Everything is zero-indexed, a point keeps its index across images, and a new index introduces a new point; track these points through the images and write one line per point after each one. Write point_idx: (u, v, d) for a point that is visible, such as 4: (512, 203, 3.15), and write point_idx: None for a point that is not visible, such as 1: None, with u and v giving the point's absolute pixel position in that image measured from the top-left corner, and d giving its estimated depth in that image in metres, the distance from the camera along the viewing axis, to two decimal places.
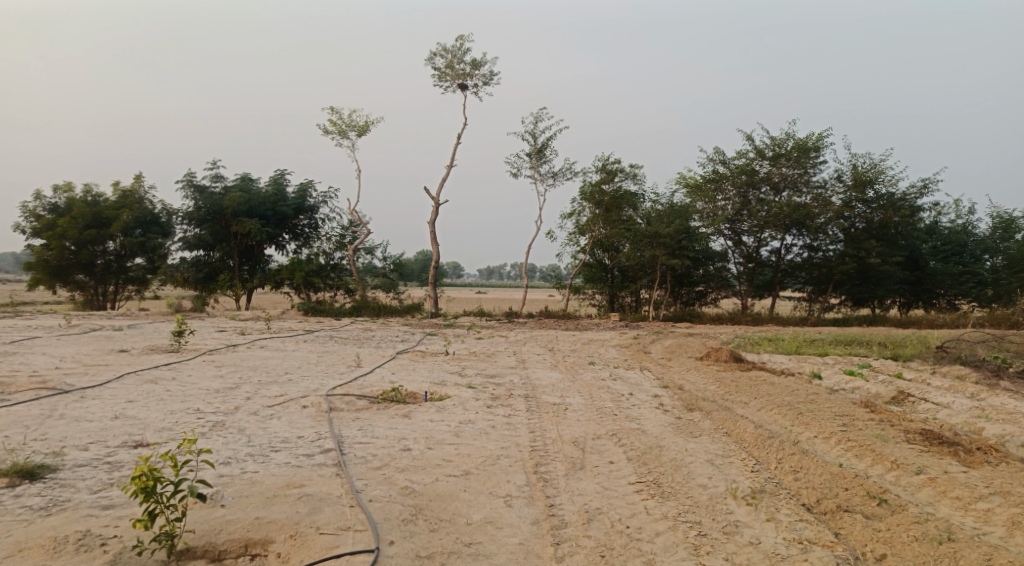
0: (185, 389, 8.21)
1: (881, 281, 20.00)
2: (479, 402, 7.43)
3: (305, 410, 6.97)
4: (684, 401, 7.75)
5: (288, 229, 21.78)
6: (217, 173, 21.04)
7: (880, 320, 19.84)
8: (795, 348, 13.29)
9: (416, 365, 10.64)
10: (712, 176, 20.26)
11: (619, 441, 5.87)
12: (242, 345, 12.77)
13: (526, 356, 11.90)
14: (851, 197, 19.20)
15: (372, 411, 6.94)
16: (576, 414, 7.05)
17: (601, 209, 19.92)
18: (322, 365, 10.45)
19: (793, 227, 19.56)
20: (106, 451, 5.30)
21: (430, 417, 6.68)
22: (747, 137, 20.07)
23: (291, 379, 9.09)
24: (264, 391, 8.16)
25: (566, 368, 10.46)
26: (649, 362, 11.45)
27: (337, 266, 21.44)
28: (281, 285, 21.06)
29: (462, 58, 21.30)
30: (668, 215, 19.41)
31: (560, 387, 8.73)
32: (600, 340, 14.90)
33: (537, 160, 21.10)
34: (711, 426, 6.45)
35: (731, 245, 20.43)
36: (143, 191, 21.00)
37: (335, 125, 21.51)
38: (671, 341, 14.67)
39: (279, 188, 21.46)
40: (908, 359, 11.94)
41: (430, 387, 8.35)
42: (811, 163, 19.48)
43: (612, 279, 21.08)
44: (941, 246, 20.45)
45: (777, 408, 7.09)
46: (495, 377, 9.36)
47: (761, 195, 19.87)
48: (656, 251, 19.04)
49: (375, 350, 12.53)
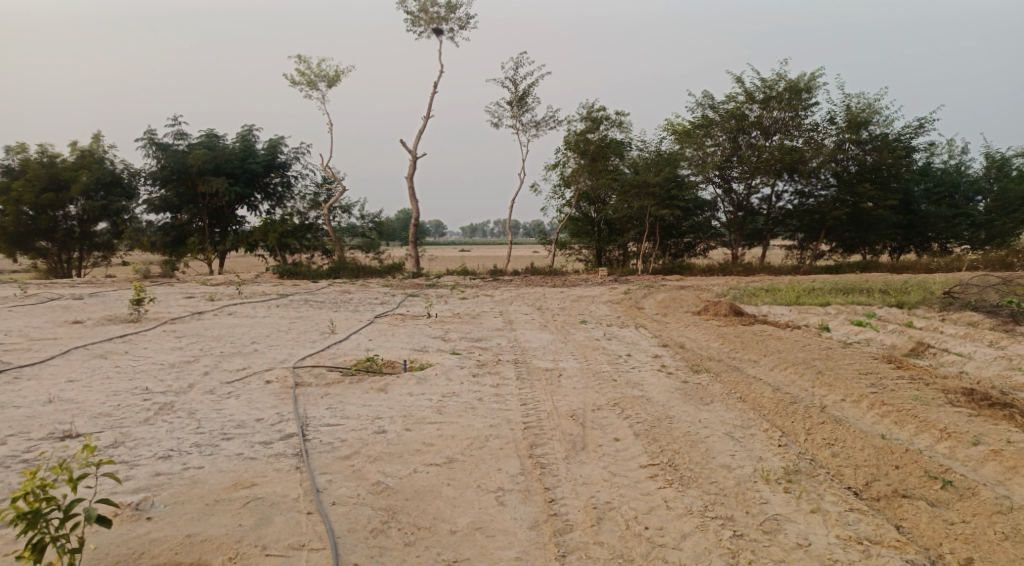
0: (137, 364, 7.38)
1: (874, 226, 19.39)
2: (464, 371, 6.70)
3: (269, 387, 6.20)
4: (688, 361, 7.07)
5: (259, 188, 20.66)
6: (180, 130, 19.78)
7: (874, 266, 19.32)
8: (794, 298, 12.65)
9: (394, 330, 9.85)
10: (701, 121, 19.37)
11: (622, 413, 5.17)
12: (209, 313, 11.89)
13: (513, 316, 11.14)
14: (844, 139, 18.44)
15: (343, 385, 6.19)
16: (573, 381, 6.35)
17: (586, 159, 19.01)
18: (293, 333, 9.65)
19: (784, 172, 18.78)
20: (26, 446, 4.52)
21: (409, 391, 5.94)
22: (736, 79, 19.14)
23: (257, 349, 8.29)
24: (226, 364, 7.36)
25: (556, 328, 9.73)
26: (644, 318, 10.77)
27: (313, 226, 20.40)
28: (255, 247, 20.02)
29: (436, 1, 20.01)
30: (657, 162, 18.60)
31: (552, 349, 8.00)
32: (590, 296, 14.19)
33: (519, 109, 20.04)
34: (723, 391, 5.77)
35: (721, 193, 19.64)
36: (102, 150, 19.70)
37: (303, 76, 20.29)
38: (665, 295, 14.01)
39: (248, 144, 20.29)
40: (914, 306, 11.37)
41: (410, 355, 7.61)
42: (803, 105, 18.64)
43: (599, 232, 20.28)
44: (934, 187, 19.86)
45: (792, 366, 6.42)
46: (481, 341, 8.61)
47: (752, 140, 19.03)
48: (645, 201, 18.25)
49: (352, 315, 11.71)
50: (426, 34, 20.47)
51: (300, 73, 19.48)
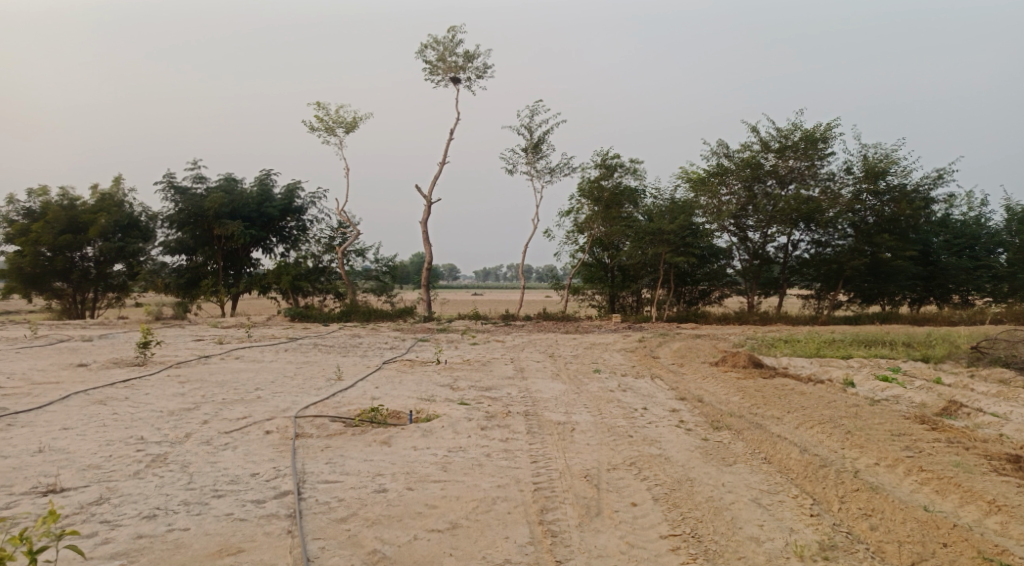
0: (136, 411, 7.15)
1: (893, 276, 19.03)
2: (472, 423, 6.41)
3: (268, 437, 5.94)
4: (708, 416, 6.73)
5: (274, 231, 20.74)
6: (199, 173, 19.99)
7: (894, 317, 18.88)
8: (814, 349, 12.28)
9: (402, 377, 9.58)
10: (716, 169, 19.29)
11: (639, 474, 4.86)
12: (215, 356, 11.70)
13: (525, 363, 10.85)
14: (861, 188, 18.24)
15: (345, 437, 5.92)
16: (587, 436, 6.03)
17: (600, 206, 18.92)
18: (299, 379, 9.40)
19: (801, 221, 18.56)
20: (6, 501, 4.29)
21: (413, 445, 5.65)
22: (752, 128, 19.11)
23: (260, 395, 8.05)
24: (226, 411, 7.12)
25: (568, 377, 9.42)
26: (659, 368, 10.44)
27: (326, 269, 20.36)
28: (267, 290, 19.96)
29: (454, 51, 20.32)
30: (672, 210, 18.49)
31: (564, 401, 7.69)
32: (603, 344, 13.88)
33: (533, 156, 20.11)
34: (746, 451, 5.43)
35: (737, 241, 19.42)
36: (121, 193, 19.93)
37: (321, 122, 20.54)
38: (680, 344, 13.67)
39: (265, 188, 20.45)
40: (941, 361, 10.95)
41: (417, 404, 7.33)
42: (820, 154, 18.51)
43: (613, 279, 20.05)
44: (954, 239, 19.50)
45: (818, 424, 6.08)
46: (491, 390, 8.33)
47: (768, 188, 18.89)
48: (659, 249, 18.06)
49: (360, 359, 11.47)
50: (443, 83, 20.74)
51: (318, 120, 19.72)
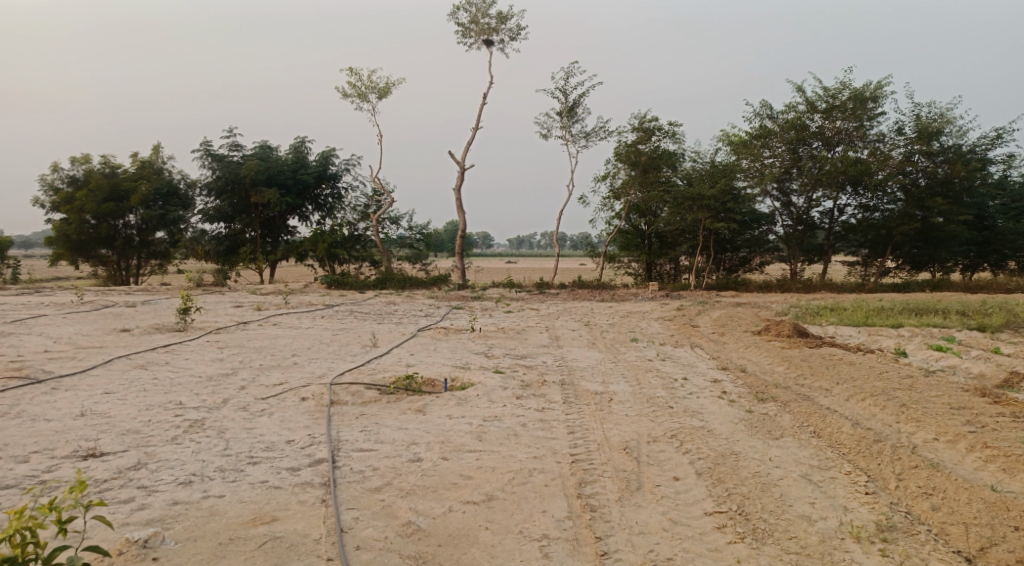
0: (175, 376, 7.22)
1: (945, 242, 18.24)
2: (508, 392, 6.29)
3: (303, 404, 5.91)
4: (752, 388, 6.49)
5: (310, 199, 20.81)
6: (235, 141, 20.09)
7: (945, 285, 18.15)
8: (861, 318, 11.84)
9: (437, 344, 9.51)
10: (759, 131, 18.61)
11: (681, 447, 4.69)
12: (253, 323, 11.80)
13: (560, 331, 10.69)
14: (913, 150, 17.39)
15: (380, 405, 5.85)
16: (625, 407, 5.87)
17: (637, 171, 18.48)
18: (334, 346, 9.41)
19: (848, 185, 17.84)
20: (47, 465, 4.32)
21: (448, 414, 5.56)
22: (797, 88, 18.33)
23: (296, 362, 8.06)
24: (263, 377, 7.13)
25: (605, 346, 9.23)
26: (699, 337, 10.17)
27: (362, 237, 20.41)
28: (304, 257, 20.10)
29: (487, 12, 19.85)
30: (712, 174, 17.95)
31: (601, 370, 7.52)
32: (640, 312, 13.62)
33: (569, 120, 19.66)
34: (794, 424, 5.21)
35: (780, 206, 18.80)
36: (161, 161, 20.17)
37: (354, 88, 20.38)
38: (720, 312, 13.33)
39: (300, 155, 20.48)
40: (998, 331, 10.44)
41: (452, 373, 7.24)
42: (869, 115, 17.68)
43: (650, 246, 19.66)
44: (1012, 203, 18.55)
45: (870, 397, 5.80)
46: (526, 359, 8.19)
47: (813, 151, 18.16)
48: (699, 214, 17.59)
49: (395, 327, 11.45)
50: (476, 46, 20.32)
51: (351, 85, 19.57)
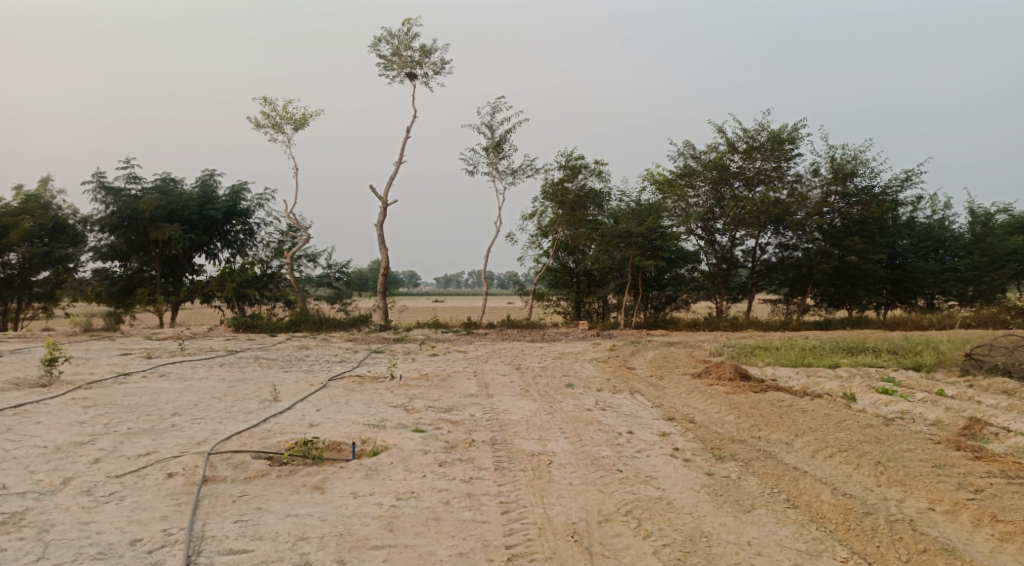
0: (12, 447, 5.77)
1: (861, 280, 18.48)
2: (428, 458, 5.27)
3: (168, 484, 4.70)
4: (705, 443, 5.74)
5: (218, 236, 19.22)
6: (134, 173, 18.38)
7: (863, 322, 18.35)
8: (797, 358, 11.44)
9: (348, 397, 8.33)
10: (683, 170, 18.54)
11: (639, 529, 3.88)
12: (137, 374, 10.22)
13: (489, 378, 9.73)
14: (830, 191, 17.64)
15: (268, 481, 4.74)
16: (567, 474, 4.96)
17: (564, 209, 17.99)
18: (227, 401, 8.07)
19: (770, 225, 17.93)
20: None
21: (353, 491, 4.52)
22: (718, 129, 18.43)
23: (174, 424, 6.70)
24: (126, 446, 5.80)
25: (538, 394, 8.32)
26: (637, 381, 9.46)
27: (274, 276, 18.92)
28: (210, 298, 18.36)
29: (410, 45, 19.20)
30: (638, 212, 17.66)
31: (536, 424, 6.57)
32: (572, 354, 12.84)
33: (495, 156, 19.06)
34: (764, 490, 4.46)
35: (705, 245, 18.70)
36: (49, 194, 18.19)
37: (267, 118, 19.17)
38: (654, 353, 12.76)
39: (207, 189, 18.96)
40: (933, 370, 10.25)
41: (363, 433, 6.16)
42: (787, 156, 17.89)
43: (578, 284, 19.07)
44: (920, 243, 19.06)
45: (839, 452, 5.15)
46: (451, 413, 7.18)
47: (735, 191, 18.13)
48: (627, 252, 17.21)
49: (303, 376, 10.17)
50: (399, 79, 19.59)
51: (264, 116, 18.38)
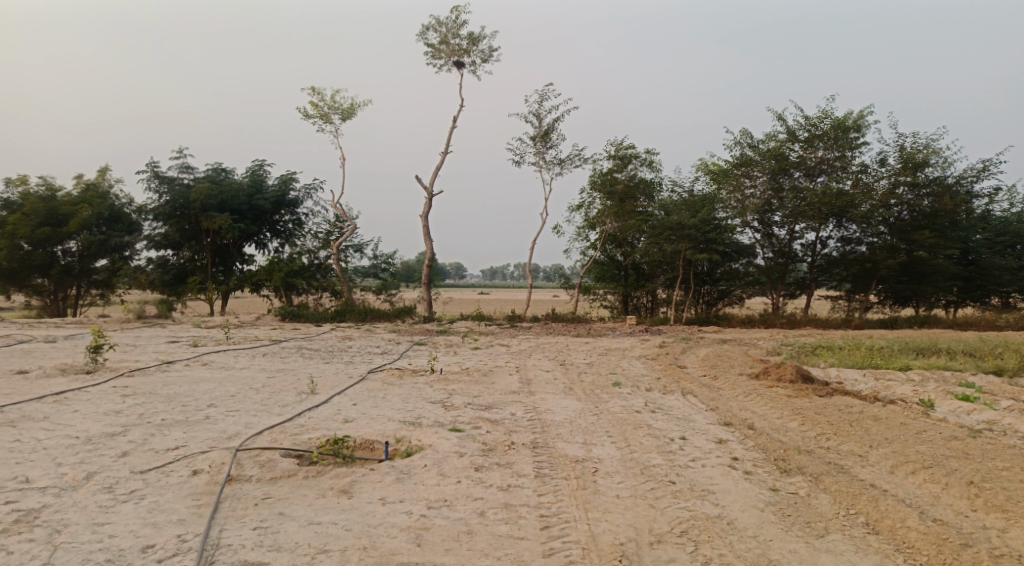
0: (45, 437, 5.66)
1: (930, 277, 17.29)
2: (464, 461, 4.91)
3: (191, 482, 4.46)
4: (767, 454, 5.22)
5: (268, 226, 19.33)
6: (187, 163, 18.61)
7: (932, 321, 17.22)
8: (863, 359, 10.67)
9: (386, 391, 8.04)
10: (739, 160, 17.73)
11: (696, 555, 3.49)
12: (180, 364, 10.18)
13: (533, 374, 9.33)
14: (898, 182, 16.57)
15: (295, 483, 4.46)
16: (614, 484, 4.53)
17: (613, 200, 17.42)
18: (264, 393, 7.88)
19: (832, 217, 16.96)
20: None
21: (381, 498, 4.20)
22: (777, 116, 17.53)
23: (208, 417, 6.51)
24: (157, 439, 5.62)
25: (584, 393, 7.88)
26: (689, 381, 8.91)
27: (322, 266, 18.90)
28: (259, 288, 18.48)
29: (458, 32, 18.85)
30: (691, 203, 16.96)
31: (580, 426, 6.15)
32: (619, 350, 12.32)
33: (543, 145, 18.59)
34: (840, 511, 3.96)
35: (760, 238, 17.85)
36: (107, 184, 18.56)
37: (316, 108, 19.15)
38: (707, 350, 12.14)
39: (257, 179, 19.07)
40: (1017, 375, 9.37)
41: (398, 431, 5.85)
42: (851, 145, 16.86)
43: (626, 277, 18.47)
44: (996, 237, 17.71)
45: (923, 468, 4.58)
46: (491, 411, 6.80)
47: (795, 182, 17.21)
48: (678, 245, 16.55)
49: (343, 368, 9.94)
50: (446, 68, 19.28)
51: (312, 106, 18.34)
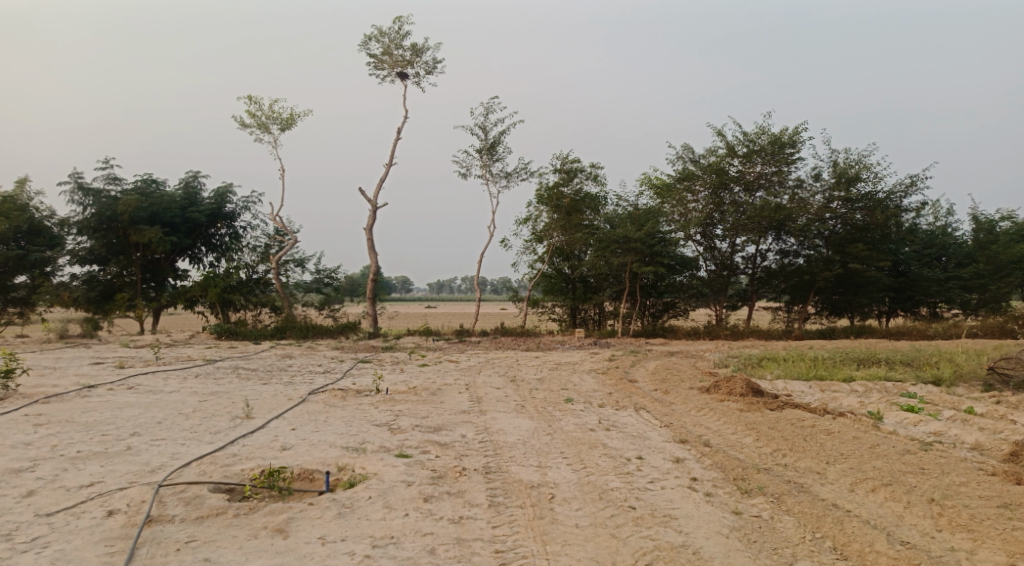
0: None
1: (863, 288, 17.81)
2: (412, 491, 4.58)
3: (104, 525, 3.98)
4: (726, 473, 5.07)
5: (202, 239, 18.46)
6: (115, 174, 17.62)
7: (867, 331, 17.73)
8: (808, 370, 10.78)
9: (328, 413, 7.60)
10: (681, 175, 17.96)
11: None
12: (103, 387, 9.46)
13: (482, 392, 9.04)
14: (833, 196, 17.03)
15: (224, 521, 4.06)
16: (572, 511, 4.29)
17: (560, 214, 17.36)
18: (195, 419, 7.33)
19: (772, 230, 17.30)
20: None
21: (321, 536, 3.85)
22: (717, 132, 17.83)
23: (130, 447, 5.97)
24: (69, 475, 5.08)
25: (536, 411, 7.64)
26: (641, 396, 8.78)
27: (261, 281, 18.13)
28: (193, 304, 17.59)
29: (401, 44, 18.54)
30: (637, 217, 17.03)
31: (534, 447, 5.90)
32: (569, 364, 12.15)
33: (489, 158, 18.41)
34: (806, 535, 3.84)
35: (704, 251, 18.07)
36: (26, 195, 17.39)
37: (254, 118, 18.48)
38: (656, 364, 12.09)
39: (191, 191, 18.21)
40: (953, 385, 9.61)
41: (340, 458, 5.47)
42: (788, 160, 17.28)
43: (574, 290, 18.42)
44: (923, 250, 18.27)
45: (882, 485, 4.53)
46: (440, 433, 6.48)
47: (735, 196, 17.51)
48: (624, 258, 16.59)
49: (282, 389, 9.43)
50: (390, 79, 18.93)
51: (249, 115, 17.67)
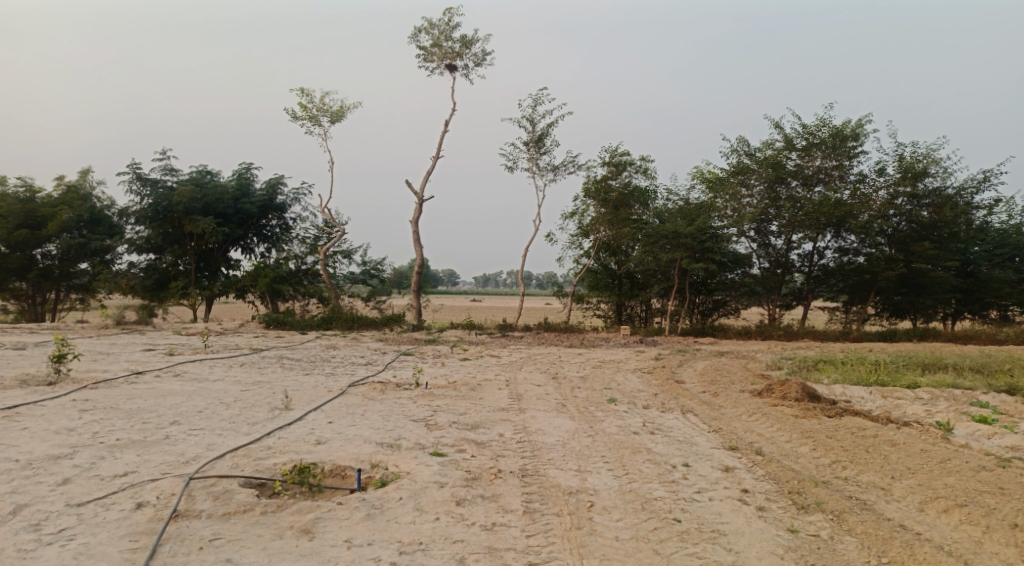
0: None
1: (928, 288, 16.87)
2: (445, 493, 4.39)
3: (131, 518, 3.91)
4: (781, 485, 4.71)
5: (254, 230, 18.75)
6: (172, 165, 18.05)
7: (931, 334, 16.80)
8: (868, 375, 10.20)
9: (366, 407, 7.49)
10: (735, 168, 17.34)
11: None
12: (151, 374, 9.59)
13: (523, 389, 8.82)
14: (897, 192, 16.17)
15: (251, 519, 3.94)
16: (612, 522, 4.03)
17: (607, 208, 16.98)
18: (234, 409, 7.32)
19: (831, 227, 16.50)
20: None
21: (348, 539, 3.70)
22: (775, 124, 17.13)
23: (168, 437, 5.95)
24: (106, 463, 5.07)
25: (578, 411, 7.37)
26: (688, 398, 8.42)
27: (309, 271, 18.30)
28: (244, 293, 17.87)
29: (450, 35, 18.42)
30: (687, 211, 16.50)
31: (574, 450, 5.64)
32: (614, 362, 11.82)
33: (536, 151, 18.14)
34: None
35: (757, 248, 17.41)
36: (89, 185, 17.96)
37: (304, 110, 18.65)
38: (704, 364, 11.64)
39: (244, 183, 18.51)
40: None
41: (374, 455, 5.32)
42: (849, 154, 16.47)
43: (620, 286, 18.02)
44: (995, 250, 17.21)
45: (957, 505, 4.12)
46: (478, 431, 6.28)
47: (792, 191, 16.79)
48: (674, 253, 16.12)
49: (323, 380, 9.40)
50: (438, 71, 18.84)
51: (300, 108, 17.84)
